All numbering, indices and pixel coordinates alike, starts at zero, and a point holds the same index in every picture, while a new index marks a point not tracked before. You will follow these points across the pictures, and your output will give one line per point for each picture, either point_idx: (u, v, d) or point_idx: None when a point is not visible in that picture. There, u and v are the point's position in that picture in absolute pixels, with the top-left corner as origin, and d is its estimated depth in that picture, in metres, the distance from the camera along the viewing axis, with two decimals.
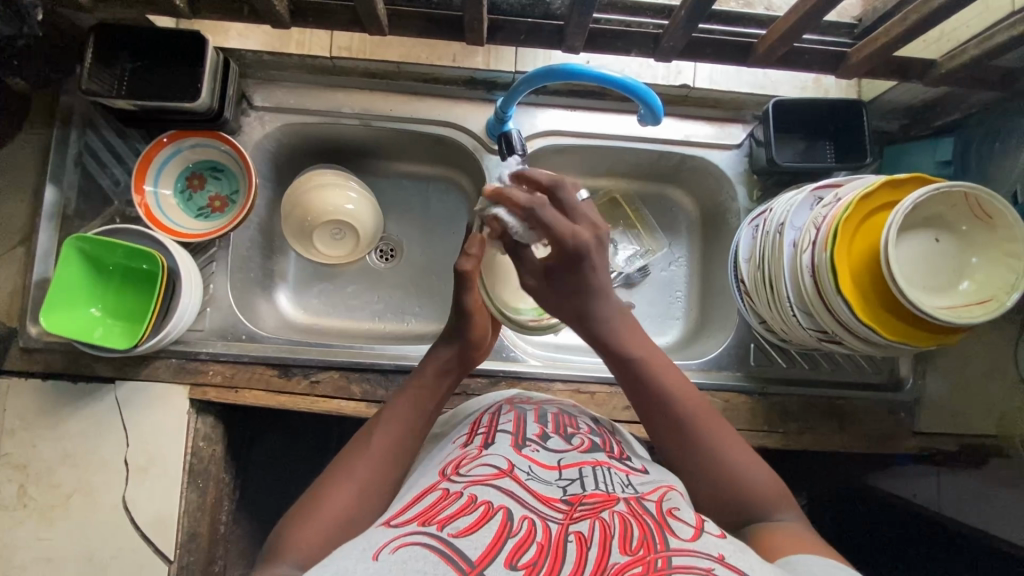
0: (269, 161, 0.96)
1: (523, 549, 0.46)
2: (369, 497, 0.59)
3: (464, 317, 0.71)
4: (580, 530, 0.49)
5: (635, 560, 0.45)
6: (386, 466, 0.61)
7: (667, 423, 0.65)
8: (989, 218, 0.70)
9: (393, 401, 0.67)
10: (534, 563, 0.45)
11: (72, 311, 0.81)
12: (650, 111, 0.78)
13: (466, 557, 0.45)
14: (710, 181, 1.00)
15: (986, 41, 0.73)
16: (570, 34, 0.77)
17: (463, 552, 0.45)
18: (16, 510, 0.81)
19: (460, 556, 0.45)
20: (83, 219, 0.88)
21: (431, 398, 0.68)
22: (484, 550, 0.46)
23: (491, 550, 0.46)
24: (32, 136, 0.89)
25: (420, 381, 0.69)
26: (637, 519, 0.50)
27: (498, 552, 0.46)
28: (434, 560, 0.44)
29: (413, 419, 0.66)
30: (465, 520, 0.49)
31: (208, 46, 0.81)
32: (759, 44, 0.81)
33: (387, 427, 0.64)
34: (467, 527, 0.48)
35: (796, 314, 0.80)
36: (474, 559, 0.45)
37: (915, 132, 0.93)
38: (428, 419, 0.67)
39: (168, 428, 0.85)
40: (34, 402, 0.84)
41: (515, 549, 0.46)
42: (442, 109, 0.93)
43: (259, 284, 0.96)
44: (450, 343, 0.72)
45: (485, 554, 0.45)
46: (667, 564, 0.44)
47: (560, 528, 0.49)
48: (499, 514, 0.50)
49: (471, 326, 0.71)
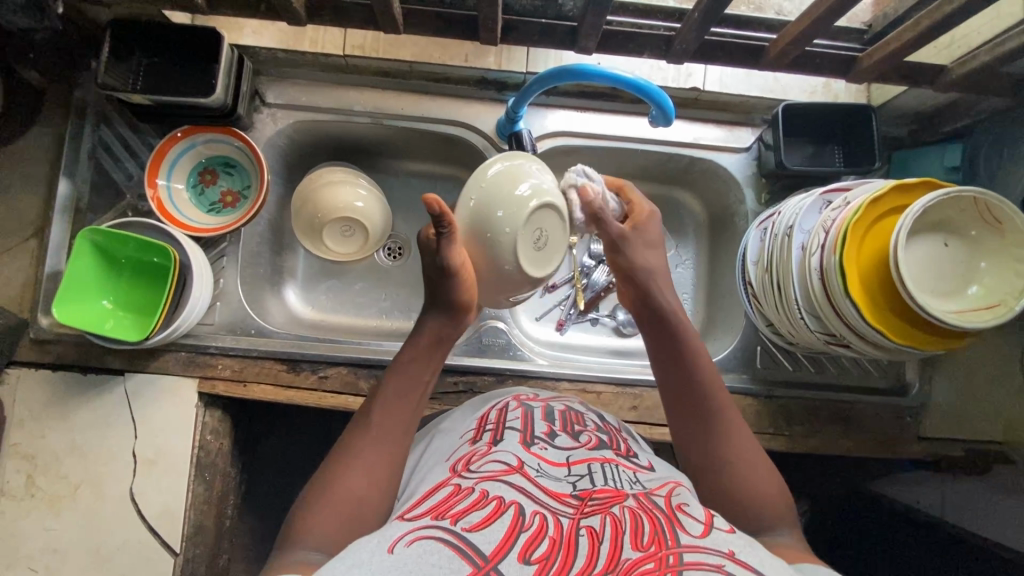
0: (280, 157, 0.97)
1: (536, 544, 0.47)
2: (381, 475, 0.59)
3: (450, 279, 0.63)
4: (591, 525, 0.49)
5: (646, 556, 0.45)
6: (387, 442, 0.61)
7: (687, 403, 0.67)
8: (998, 222, 0.71)
9: (387, 378, 0.66)
10: (547, 557, 0.45)
11: (84, 304, 0.82)
12: (662, 112, 0.78)
13: (481, 551, 0.45)
14: (718, 183, 1.00)
15: (997, 46, 0.74)
16: (582, 34, 0.78)
17: (477, 547, 0.45)
18: (24, 499, 0.82)
19: (474, 550, 0.45)
20: (96, 212, 0.89)
21: (424, 371, 0.67)
22: (497, 545, 0.46)
23: (504, 545, 0.46)
24: (47, 129, 0.89)
25: (412, 353, 0.67)
26: (647, 514, 0.50)
27: (512, 547, 0.46)
28: (449, 555, 0.44)
29: (410, 397, 0.65)
30: (478, 515, 0.49)
31: (223, 42, 0.81)
32: (770, 47, 0.81)
33: (387, 407, 0.64)
34: (479, 522, 0.48)
35: (803, 317, 0.80)
36: (487, 553, 0.45)
37: (924, 137, 0.93)
38: (423, 391, 0.67)
39: (176, 420, 0.85)
40: (45, 393, 0.84)
41: (528, 544, 0.46)
42: (453, 109, 0.94)
43: (268, 279, 0.97)
44: (438, 312, 0.68)
45: (499, 548, 0.46)
46: (679, 560, 0.44)
47: (571, 523, 0.49)
48: (511, 509, 0.50)
49: (456, 289, 0.65)
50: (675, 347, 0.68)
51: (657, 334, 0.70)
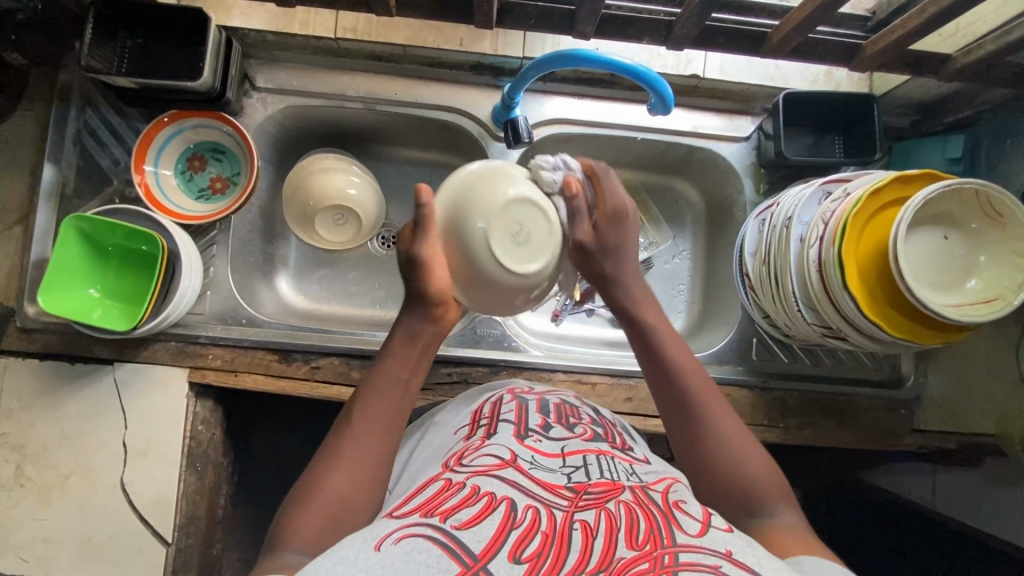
0: (271, 143, 0.95)
1: (527, 541, 0.46)
2: (369, 475, 0.59)
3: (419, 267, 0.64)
4: (586, 519, 0.48)
5: (641, 555, 0.44)
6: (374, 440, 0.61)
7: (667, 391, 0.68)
8: (999, 215, 0.70)
9: (370, 376, 0.66)
10: (538, 555, 0.44)
11: (71, 292, 0.80)
12: (660, 100, 0.76)
13: (470, 549, 0.44)
14: (717, 173, 0.99)
15: (1003, 35, 0.72)
16: (580, 18, 0.76)
17: (466, 546, 0.45)
18: (14, 490, 0.81)
19: (463, 549, 0.44)
20: (82, 199, 0.87)
21: (406, 368, 0.66)
22: (486, 544, 0.45)
23: (494, 544, 0.45)
24: (31, 113, 0.87)
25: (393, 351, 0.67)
26: (642, 509, 0.50)
27: (502, 545, 0.45)
28: (437, 553, 0.43)
29: (393, 395, 0.64)
30: (468, 512, 0.48)
31: (210, 24, 0.79)
32: (772, 34, 0.79)
33: (368, 407, 0.63)
34: (470, 519, 0.48)
35: (800, 310, 0.79)
36: (477, 552, 0.44)
37: (926, 127, 0.92)
38: (406, 389, 0.66)
39: (167, 410, 0.84)
40: (33, 383, 0.83)
41: (518, 542, 0.46)
42: (448, 94, 0.92)
43: (259, 268, 0.95)
44: (414, 312, 0.68)
45: (489, 546, 0.45)
46: (674, 560, 0.44)
47: (565, 516, 0.49)
48: (502, 506, 0.49)
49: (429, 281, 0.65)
50: (649, 337, 0.71)
51: (632, 330, 0.72)
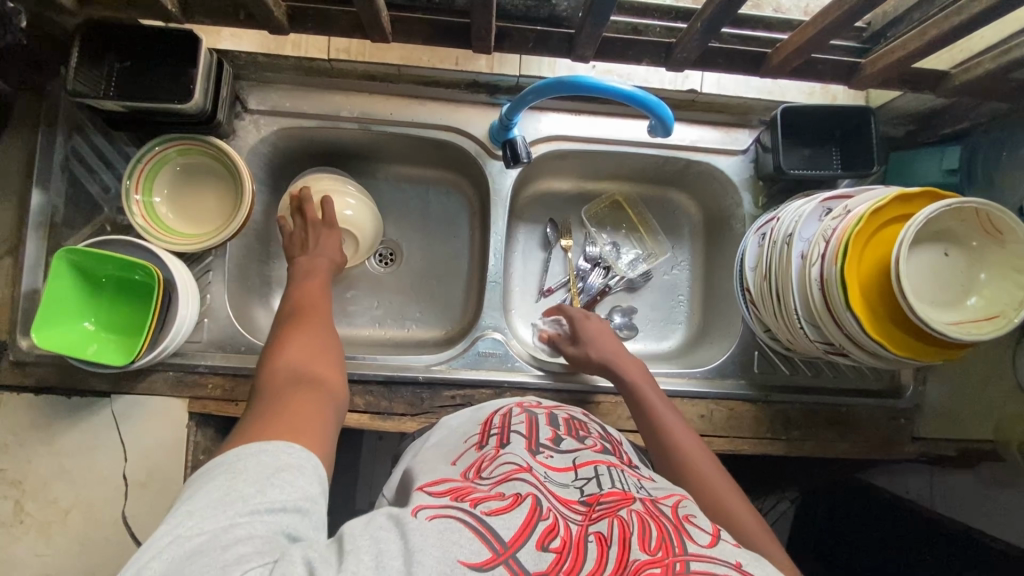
0: (265, 164, 0.93)
1: (551, 536, 0.46)
2: (325, 348, 0.70)
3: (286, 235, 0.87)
4: (600, 531, 0.47)
5: (654, 560, 0.44)
6: (326, 331, 0.73)
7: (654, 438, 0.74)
8: (998, 232, 0.70)
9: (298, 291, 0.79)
10: (561, 551, 0.44)
11: (65, 327, 0.78)
12: (661, 122, 0.76)
13: (500, 536, 0.44)
14: (715, 185, 0.99)
15: (1002, 54, 0.72)
16: (580, 43, 0.74)
17: (496, 532, 0.45)
18: (14, 526, 0.79)
19: (493, 535, 0.44)
20: (72, 227, 0.85)
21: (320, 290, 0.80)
22: (515, 532, 0.45)
23: (523, 532, 0.45)
24: (15, 141, 0.85)
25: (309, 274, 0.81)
26: (654, 519, 0.49)
27: (529, 535, 0.45)
28: (469, 535, 0.44)
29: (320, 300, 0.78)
30: (497, 504, 0.49)
31: (200, 47, 0.77)
32: (772, 55, 0.79)
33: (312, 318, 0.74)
34: (498, 509, 0.48)
35: (801, 326, 0.79)
36: (506, 540, 0.44)
37: (922, 138, 0.92)
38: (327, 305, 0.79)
39: (168, 440, 0.84)
40: (30, 417, 0.82)
41: (544, 534, 0.46)
42: (445, 113, 0.91)
43: (256, 291, 0.96)
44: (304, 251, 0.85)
45: (517, 535, 0.45)
46: (686, 567, 0.43)
47: (579, 528, 0.47)
48: (527, 501, 0.49)
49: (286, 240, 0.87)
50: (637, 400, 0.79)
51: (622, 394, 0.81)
